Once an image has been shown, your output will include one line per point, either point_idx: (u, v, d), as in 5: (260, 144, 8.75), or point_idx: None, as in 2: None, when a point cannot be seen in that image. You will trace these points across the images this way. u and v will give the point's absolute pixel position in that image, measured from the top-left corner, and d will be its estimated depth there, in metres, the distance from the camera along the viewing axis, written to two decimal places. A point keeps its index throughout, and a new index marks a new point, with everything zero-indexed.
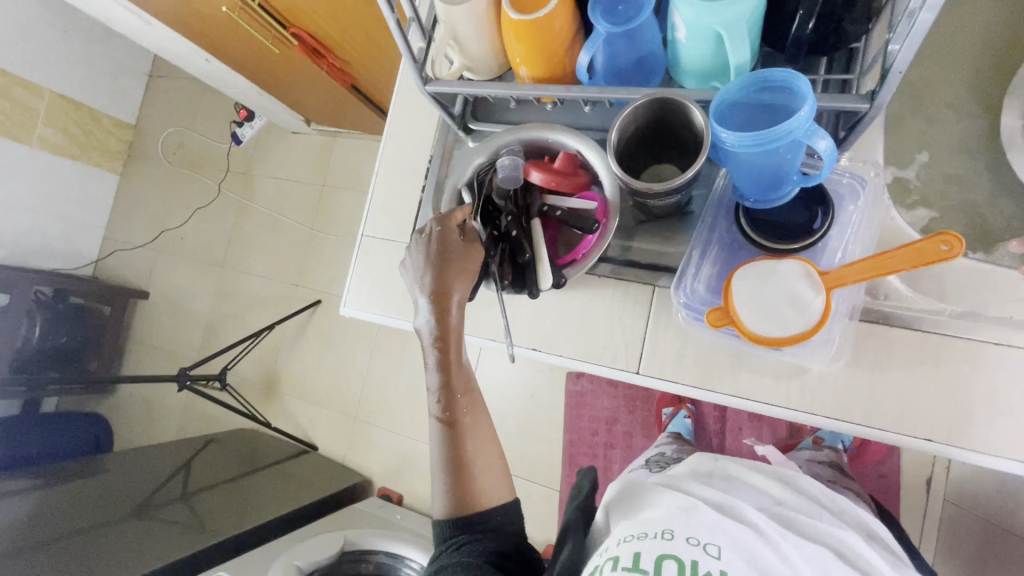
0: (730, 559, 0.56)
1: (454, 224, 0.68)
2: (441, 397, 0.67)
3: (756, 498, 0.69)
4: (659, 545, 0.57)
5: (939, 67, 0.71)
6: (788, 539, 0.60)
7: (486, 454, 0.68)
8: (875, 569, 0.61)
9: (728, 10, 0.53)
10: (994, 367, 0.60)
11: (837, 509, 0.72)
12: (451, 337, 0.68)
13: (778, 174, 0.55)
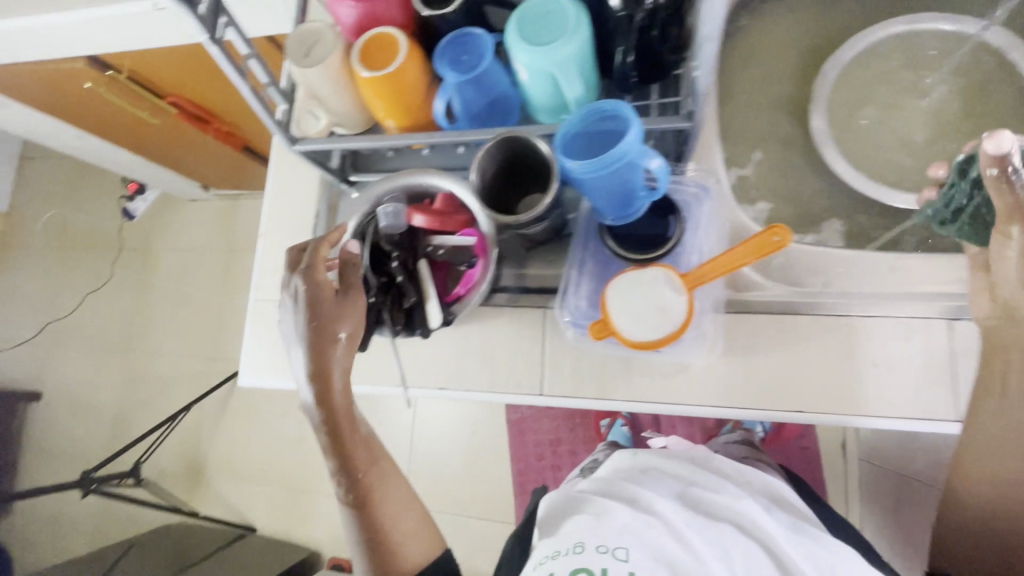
0: (638, 559, 0.60)
1: (322, 286, 0.66)
2: (343, 479, 0.66)
3: (667, 485, 0.72)
4: (573, 560, 0.61)
5: (759, 78, 0.80)
6: (692, 526, 0.64)
7: (408, 521, 0.68)
8: (772, 535, 0.65)
9: (557, 52, 0.59)
10: (847, 335, 0.66)
11: (745, 481, 0.76)
12: (340, 419, 0.66)
13: (625, 193, 0.61)
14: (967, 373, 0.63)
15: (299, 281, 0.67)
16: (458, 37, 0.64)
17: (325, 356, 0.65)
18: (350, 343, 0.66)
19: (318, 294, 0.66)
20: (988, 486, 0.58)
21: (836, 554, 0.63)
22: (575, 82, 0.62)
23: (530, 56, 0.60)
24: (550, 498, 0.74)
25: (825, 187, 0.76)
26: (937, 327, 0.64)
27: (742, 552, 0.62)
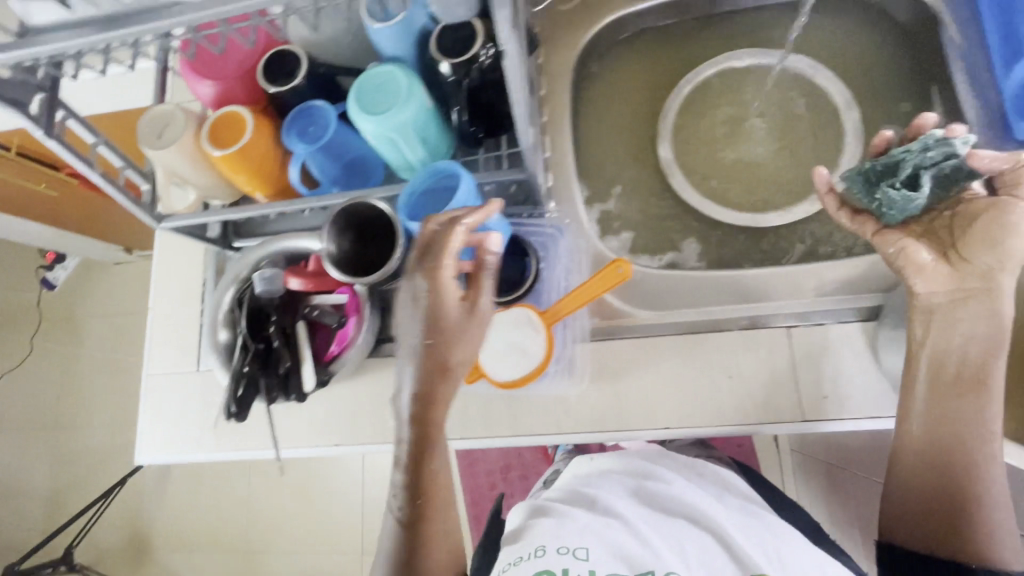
0: (598, 558, 0.58)
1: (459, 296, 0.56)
2: (401, 500, 0.57)
3: (623, 486, 0.75)
4: (534, 563, 0.58)
5: (613, 117, 0.87)
6: (648, 521, 0.65)
7: (456, 535, 0.59)
8: (718, 521, 0.67)
9: (396, 118, 0.63)
10: (703, 352, 0.71)
11: (697, 474, 0.81)
12: (434, 428, 0.57)
13: (472, 245, 0.64)
14: (809, 375, 0.68)
15: (407, 290, 0.57)
16: (303, 111, 0.67)
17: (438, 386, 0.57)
18: (460, 366, 0.57)
19: (440, 301, 0.55)
20: (920, 467, 0.61)
21: (782, 538, 0.66)
22: (420, 143, 0.66)
23: (373, 122, 0.63)
24: (515, 515, 0.75)
25: (680, 211, 0.82)
26: (779, 335, 0.70)
27: (697, 546, 0.63)
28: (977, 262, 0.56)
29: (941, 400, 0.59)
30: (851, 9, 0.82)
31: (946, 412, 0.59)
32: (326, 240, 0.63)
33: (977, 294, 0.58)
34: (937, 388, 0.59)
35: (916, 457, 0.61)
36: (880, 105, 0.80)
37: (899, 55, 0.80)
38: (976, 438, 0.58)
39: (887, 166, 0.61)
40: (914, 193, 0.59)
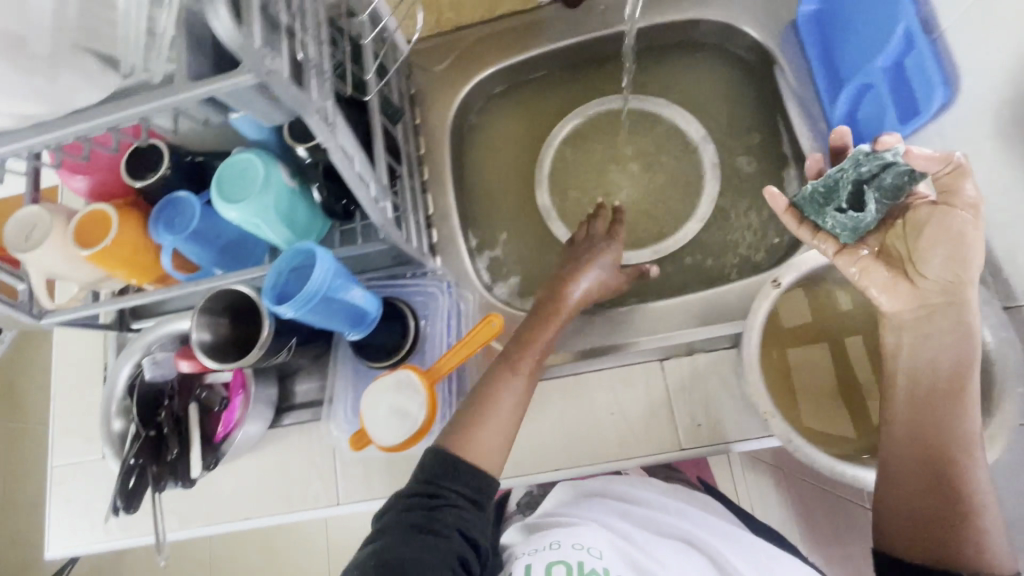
0: (610, 559, 0.61)
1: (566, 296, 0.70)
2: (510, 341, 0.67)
3: (612, 509, 0.77)
4: (548, 553, 0.60)
5: (495, 167, 0.92)
6: (641, 543, 0.67)
7: (513, 408, 0.63)
8: (713, 546, 0.70)
9: (253, 203, 0.64)
10: (587, 390, 0.75)
11: (689, 498, 0.86)
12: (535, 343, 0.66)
13: (340, 320, 0.66)
14: (683, 404, 0.72)
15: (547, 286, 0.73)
16: (169, 203, 0.68)
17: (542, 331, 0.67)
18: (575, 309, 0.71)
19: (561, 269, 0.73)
20: (911, 464, 0.52)
21: (776, 558, 0.68)
22: (287, 223, 0.68)
23: (237, 210, 0.64)
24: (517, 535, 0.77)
25: (563, 252, 0.87)
26: (653, 369, 0.74)
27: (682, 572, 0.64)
28: (933, 277, 0.51)
29: (916, 385, 0.54)
30: (702, 52, 0.88)
31: (927, 398, 0.53)
32: (197, 330, 0.65)
33: (945, 306, 0.52)
34: (903, 379, 0.55)
35: (909, 456, 0.53)
36: (736, 139, 0.85)
37: (747, 92, 0.86)
38: (958, 441, 0.51)
39: (825, 190, 0.56)
40: (858, 216, 0.53)
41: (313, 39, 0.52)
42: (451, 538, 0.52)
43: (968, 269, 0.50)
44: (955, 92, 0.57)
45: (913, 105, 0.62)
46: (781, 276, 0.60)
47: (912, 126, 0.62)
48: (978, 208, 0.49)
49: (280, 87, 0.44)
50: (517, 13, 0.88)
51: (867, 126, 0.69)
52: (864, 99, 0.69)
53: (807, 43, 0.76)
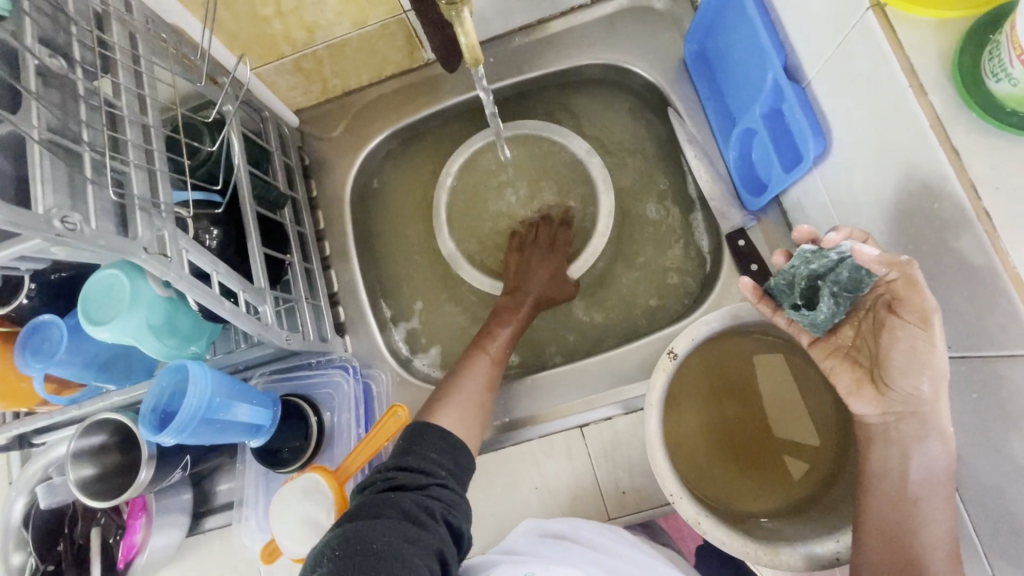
0: None
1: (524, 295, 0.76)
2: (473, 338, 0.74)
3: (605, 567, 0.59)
4: None
5: (403, 229, 0.89)
6: None
7: (469, 391, 0.68)
8: None
9: (115, 330, 0.59)
10: (509, 463, 0.73)
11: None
12: (493, 334, 0.73)
13: (228, 437, 0.62)
14: (607, 471, 0.70)
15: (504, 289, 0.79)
16: (38, 326, 0.63)
17: (494, 332, 0.74)
18: (525, 307, 0.76)
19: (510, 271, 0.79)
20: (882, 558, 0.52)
21: None
22: (166, 334, 0.64)
23: (104, 331, 0.59)
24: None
25: (478, 312, 0.85)
26: (574, 437, 0.71)
27: None
28: (900, 388, 0.51)
29: (889, 482, 0.54)
30: (599, 93, 0.85)
31: (902, 495, 0.52)
32: (74, 468, 0.61)
33: (908, 417, 0.51)
34: (873, 477, 0.55)
35: (878, 552, 0.52)
36: (642, 181, 0.83)
37: (648, 130, 0.84)
38: (923, 548, 0.51)
39: (784, 284, 0.58)
40: (812, 314, 0.56)
41: (139, 169, 0.48)
42: (434, 530, 0.51)
43: (938, 384, 0.49)
44: (829, 142, 0.56)
45: (796, 155, 0.61)
46: (676, 346, 0.59)
47: (795, 173, 0.61)
48: (930, 325, 0.47)
49: (85, 243, 0.41)
50: (406, 72, 0.85)
51: (760, 168, 0.68)
52: (753, 142, 0.68)
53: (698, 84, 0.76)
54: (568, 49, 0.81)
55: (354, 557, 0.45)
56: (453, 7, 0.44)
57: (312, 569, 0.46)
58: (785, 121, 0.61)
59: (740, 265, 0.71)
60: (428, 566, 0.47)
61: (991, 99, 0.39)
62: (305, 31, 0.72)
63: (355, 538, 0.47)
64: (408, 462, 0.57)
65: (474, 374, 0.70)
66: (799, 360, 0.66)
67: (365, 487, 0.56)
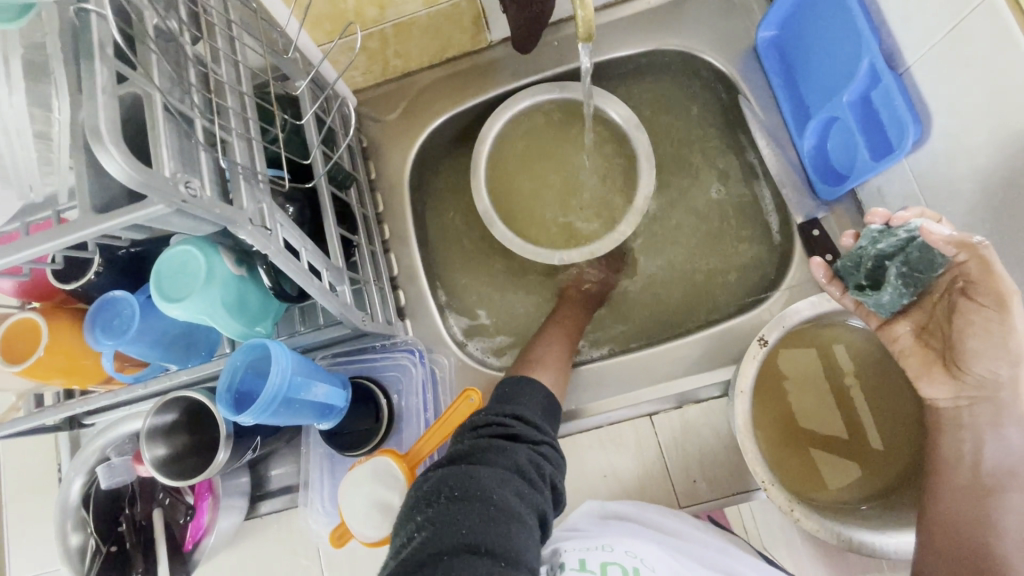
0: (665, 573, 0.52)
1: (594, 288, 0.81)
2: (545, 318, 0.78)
3: (676, 539, 0.59)
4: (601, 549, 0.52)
5: (458, 214, 0.88)
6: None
7: (551, 355, 0.71)
8: None
9: (191, 306, 0.57)
10: (575, 450, 0.73)
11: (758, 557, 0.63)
12: (565, 315, 0.78)
13: (303, 417, 0.61)
14: (678, 460, 0.70)
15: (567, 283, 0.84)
16: (106, 303, 0.62)
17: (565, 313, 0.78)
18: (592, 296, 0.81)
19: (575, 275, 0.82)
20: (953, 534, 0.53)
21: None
22: (238, 313, 0.62)
23: (179, 308, 0.57)
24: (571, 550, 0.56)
25: (536, 299, 0.84)
26: (644, 426, 0.72)
27: None
28: (975, 374, 0.52)
29: (962, 474, 0.55)
30: (663, 79, 0.84)
31: (975, 485, 0.54)
32: (148, 447, 0.60)
33: (981, 400, 0.53)
34: (944, 468, 0.56)
35: (947, 541, 0.53)
36: (707, 169, 0.82)
37: (711, 118, 0.83)
38: (999, 540, 0.53)
39: (852, 263, 0.56)
40: (877, 296, 0.55)
41: (239, 139, 0.47)
42: (542, 489, 0.49)
43: (1017, 369, 0.50)
44: (930, 128, 0.56)
45: (887, 142, 0.60)
46: (766, 334, 0.60)
47: (889, 161, 0.59)
48: (1004, 308, 0.47)
49: (202, 211, 0.40)
50: (467, 54, 0.83)
51: (842, 157, 0.68)
52: (834, 130, 0.67)
53: (770, 71, 0.75)
54: (635, 33, 0.79)
55: (473, 503, 0.43)
56: None
57: (426, 505, 0.44)
58: (878, 107, 0.60)
59: (815, 255, 0.70)
60: (534, 526, 0.44)
61: None
62: (377, 8, 0.70)
63: (471, 482, 0.45)
64: (525, 414, 0.55)
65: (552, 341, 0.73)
66: (878, 352, 0.65)
67: (476, 425, 0.53)
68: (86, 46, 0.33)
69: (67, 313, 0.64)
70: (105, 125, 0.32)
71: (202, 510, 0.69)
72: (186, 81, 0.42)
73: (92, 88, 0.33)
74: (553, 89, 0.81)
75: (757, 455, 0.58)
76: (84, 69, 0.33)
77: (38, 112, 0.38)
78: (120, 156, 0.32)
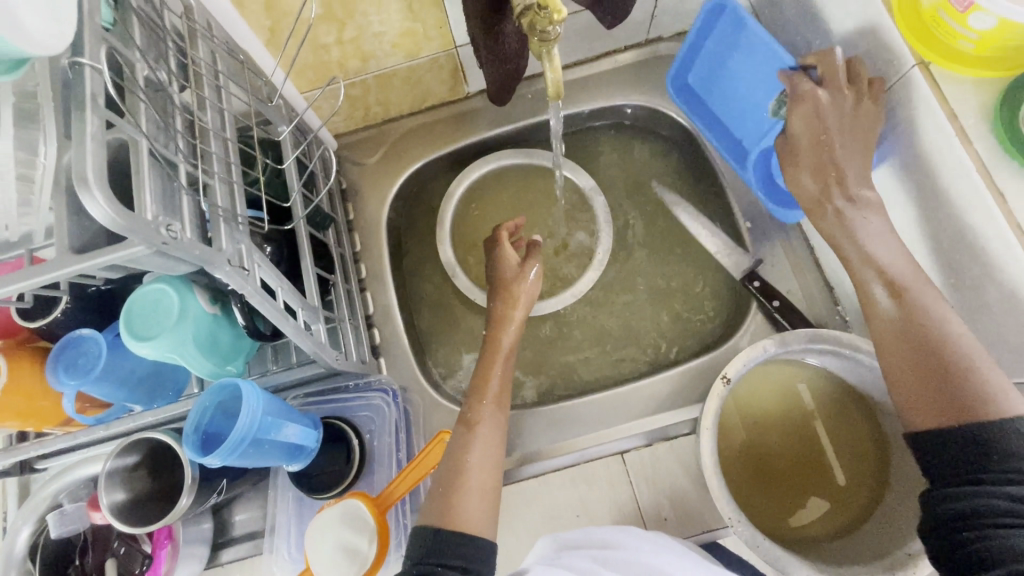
0: None
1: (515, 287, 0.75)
2: (470, 395, 0.68)
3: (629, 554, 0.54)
4: None
5: (432, 255, 0.90)
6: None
7: (480, 476, 0.60)
8: None
9: (159, 347, 0.57)
10: (548, 489, 0.73)
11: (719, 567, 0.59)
12: (500, 356, 0.71)
13: (272, 458, 0.60)
14: (649, 497, 0.71)
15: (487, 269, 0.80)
16: (72, 342, 0.61)
17: (488, 372, 0.70)
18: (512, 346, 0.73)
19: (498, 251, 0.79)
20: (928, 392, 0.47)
21: None
22: (208, 352, 0.62)
23: (147, 347, 0.56)
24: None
25: None
26: (616, 463, 0.73)
27: None
28: None
29: (907, 345, 0.49)
30: (630, 132, 0.89)
31: (925, 341, 0.49)
32: (106, 492, 0.58)
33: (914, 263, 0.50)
34: (884, 351, 0.51)
35: (921, 396, 0.48)
36: (673, 216, 0.87)
37: (676, 168, 0.88)
38: None
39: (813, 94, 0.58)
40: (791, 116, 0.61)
41: (221, 182, 0.48)
42: None
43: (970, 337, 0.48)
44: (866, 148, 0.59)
45: None
46: (729, 371, 0.62)
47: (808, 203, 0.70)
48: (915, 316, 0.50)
49: (181, 252, 0.41)
50: (446, 104, 0.88)
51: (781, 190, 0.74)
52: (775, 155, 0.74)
53: (693, 113, 0.80)
54: (604, 89, 0.85)
55: None
56: (545, 44, 0.51)
57: None
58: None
59: (764, 302, 0.75)
60: None
61: (948, 50, 0.49)
62: (360, 60, 0.74)
63: None
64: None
65: (485, 427, 0.64)
66: (836, 390, 0.68)
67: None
68: (78, 97, 0.35)
69: (28, 352, 0.62)
70: (92, 171, 0.34)
71: (154, 563, 0.65)
72: (172, 128, 0.44)
73: (81, 135, 0.34)
74: (516, 155, 0.89)
75: (725, 494, 0.59)
76: (75, 117, 0.35)
77: (23, 156, 0.39)
78: (104, 202, 0.33)
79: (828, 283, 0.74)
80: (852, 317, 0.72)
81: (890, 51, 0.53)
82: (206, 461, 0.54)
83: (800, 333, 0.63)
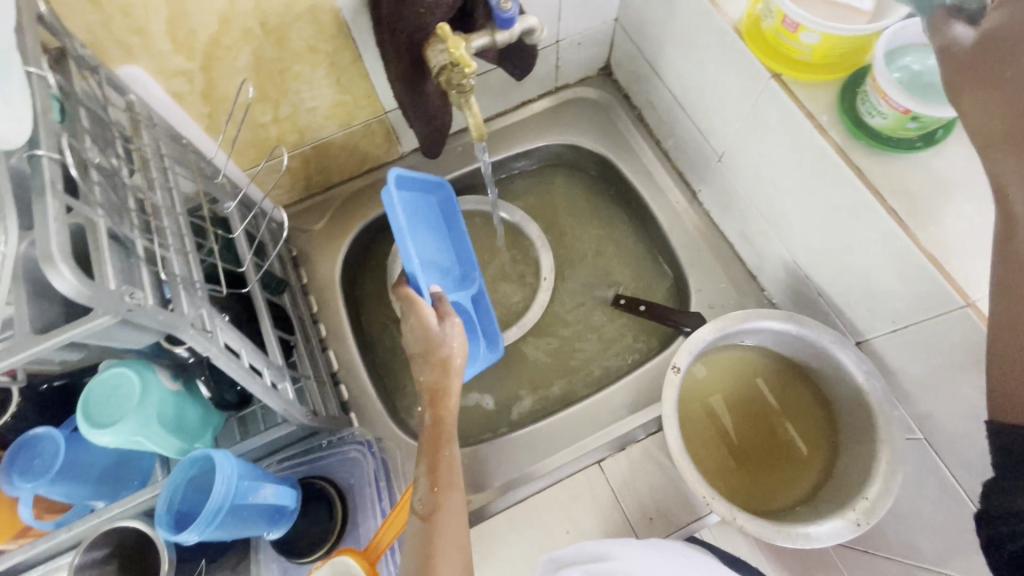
0: None
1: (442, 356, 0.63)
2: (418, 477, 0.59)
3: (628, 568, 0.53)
4: None
5: (387, 309, 0.93)
6: None
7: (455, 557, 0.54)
8: None
9: (123, 433, 0.56)
10: (534, 513, 0.74)
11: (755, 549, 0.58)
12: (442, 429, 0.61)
13: (251, 525, 0.59)
14: (631, 500, 0.73)
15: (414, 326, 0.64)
16: (25, 444, 0.58)
17: (439, 449, 0.60)
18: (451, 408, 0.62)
19: (425, 320, 0.63)
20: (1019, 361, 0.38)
21: None
22: (175, 431, 0.61)
23: (111, 435, 0.56)
24: None
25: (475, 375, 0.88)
26: (594, 473, 0.75)
27: None
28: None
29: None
30: (554, 170, 0.98)
31: None
32: None
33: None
34: None
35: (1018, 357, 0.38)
36: (606, 236, 0.94)
37: (602, 194, 0.96)
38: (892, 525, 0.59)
39: None
40: None
41: (176, 254, 0.51)
42: None
43: None
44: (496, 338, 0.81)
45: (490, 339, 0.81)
46: (677, 360, 0.66)
47: (497, 355, 0.82)
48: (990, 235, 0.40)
49: (145, 318, 0.42)
50: (383, 165, 0.94)
51: None
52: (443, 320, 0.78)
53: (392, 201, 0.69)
54: (525, 135, 0.95)
55: None
56: (462, 95, 0.59)
57: None
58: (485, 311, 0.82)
59: (634, 311, 0.85)
60: None
61: (790, 61, 0.60)
62: (296, 134, 0.79)
63: None
64: None
65: (446, 511, 0.57)
66: (775, 367, 0.74)
67: None
68: (38, 185, 0.38)
69: None
70: (57, 248, 0.36)
71: None
72: (126, 208, 0.47)
73: (44, 218, 0.37)
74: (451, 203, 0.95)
75: (698, 477, 0.61)
76: (36, 203, 0.37)
77: None
78: (72, 276, 0.36)
79: (750, 274, 0.83)
80: (777, 299, 0.80)
81: (749, 69, 0.64)
82: (181, 540, 0.53)
83: (735, 315, 0.68)
